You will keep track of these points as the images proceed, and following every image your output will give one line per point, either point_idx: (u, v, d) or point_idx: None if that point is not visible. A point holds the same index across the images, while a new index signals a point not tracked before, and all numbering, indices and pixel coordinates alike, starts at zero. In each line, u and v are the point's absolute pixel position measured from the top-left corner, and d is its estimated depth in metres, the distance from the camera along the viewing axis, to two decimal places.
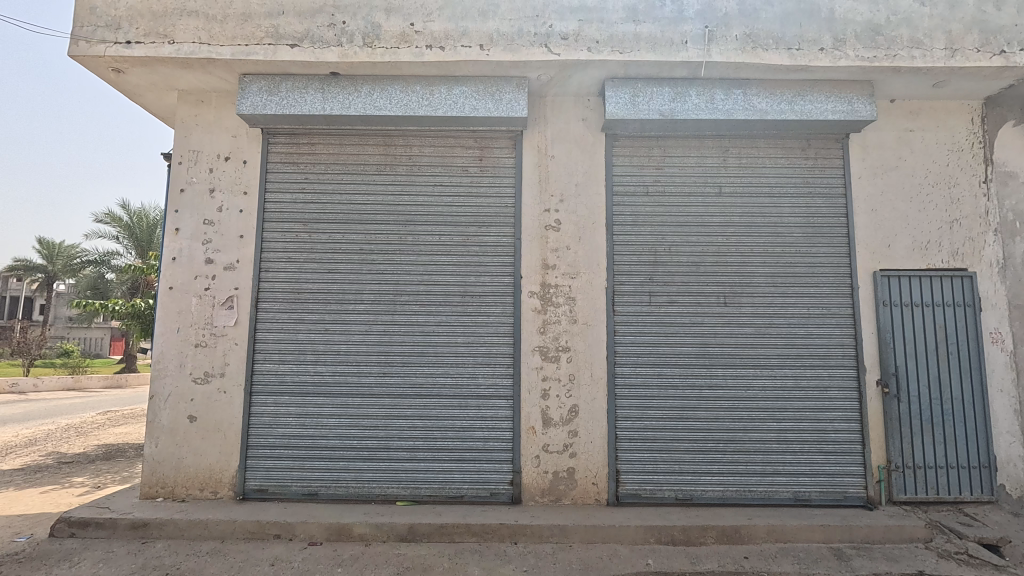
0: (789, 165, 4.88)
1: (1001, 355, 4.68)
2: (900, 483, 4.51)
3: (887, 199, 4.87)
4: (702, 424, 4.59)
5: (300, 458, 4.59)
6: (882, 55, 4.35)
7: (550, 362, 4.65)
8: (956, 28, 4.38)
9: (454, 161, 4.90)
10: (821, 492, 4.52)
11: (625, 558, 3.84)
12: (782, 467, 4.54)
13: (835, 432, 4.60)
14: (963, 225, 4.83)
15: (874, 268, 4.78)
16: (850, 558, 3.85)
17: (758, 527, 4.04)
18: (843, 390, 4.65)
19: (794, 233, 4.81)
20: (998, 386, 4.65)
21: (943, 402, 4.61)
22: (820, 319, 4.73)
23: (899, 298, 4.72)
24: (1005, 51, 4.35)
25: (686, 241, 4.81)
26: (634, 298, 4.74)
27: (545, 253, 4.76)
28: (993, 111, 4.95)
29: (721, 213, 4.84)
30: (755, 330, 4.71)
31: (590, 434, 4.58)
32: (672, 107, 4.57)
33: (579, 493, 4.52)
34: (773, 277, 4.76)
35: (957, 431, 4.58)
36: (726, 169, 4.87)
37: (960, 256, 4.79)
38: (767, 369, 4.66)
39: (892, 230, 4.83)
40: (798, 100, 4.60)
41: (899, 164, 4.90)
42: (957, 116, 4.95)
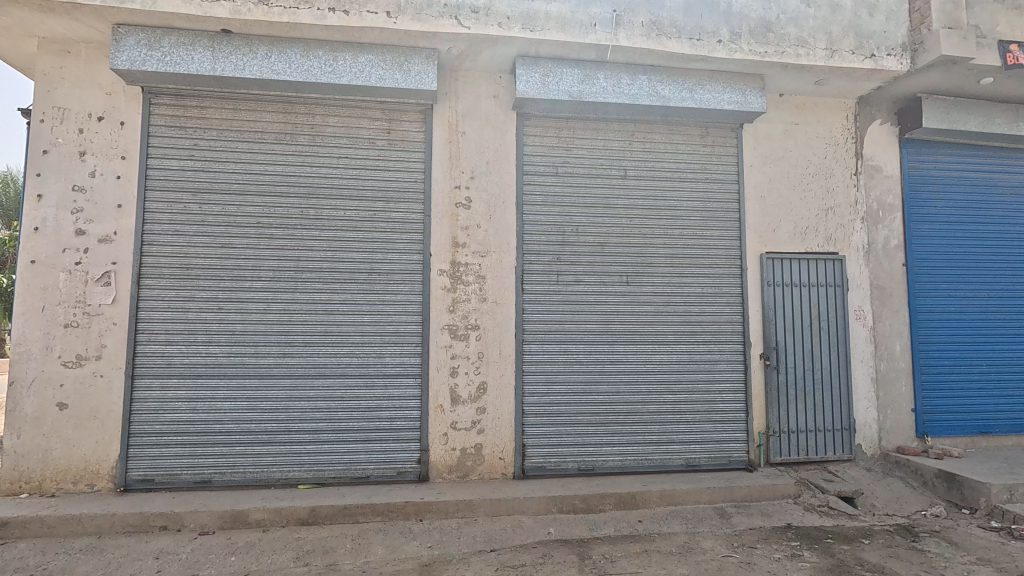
0: (689, 151, 5.13)
1: (863, 329, 5.25)
2: (777, 446, 4.97)
3: (774, 186, 5.25)
4: (605, 397, 4.80)
5: (191, 444, 4.31)
6: (772, 50, 4.64)
7: (459, 340, 4.65)
8: (836, 30, 4.74)
9: (360, 133, 4.70)
10: (709, 458, 4.89)
11: (528, 529, 3.96)
12: (676, 436, 4.86)
13: (723, 402, 4.97)
14: (837, 213, 5.32)
15: (761, 251, 5.16)
16: (731, 516, 4.22)
17: (652, 492, 4.31)
18: (731, 362, 5.02)
19: (692, 217, 5.08)
20: (860, 358, 5.22)
21: (815, 373, 5.10)
22: (713, 297, 5.06)
23: (781, 279, 5.14)
24: (875, 55, 4.79)
25: (592, 222, 4.94)
26: (542, 276, 4.83)
27: (454, 230, 4.72)
28: (864, 110, 5.47)
29: (626, 195, 5.01)
30: (654, 308, 4.96)
31: (498, 410, 4.65)
32: (580, 89, 4.64)
33: (486, 468, 4.60)
34: (672, 258, 5.02)
35: (825, 399, 5.10)
36: (631, 153, 5.04)
37: (834, 240, 5.28)
38: (664, 345, 4.93)
39: (777, 215, 5.22)
40: (698, 89, 4.82)
41: (785, 155, 5.29)
42: (835, 112, 5.40)
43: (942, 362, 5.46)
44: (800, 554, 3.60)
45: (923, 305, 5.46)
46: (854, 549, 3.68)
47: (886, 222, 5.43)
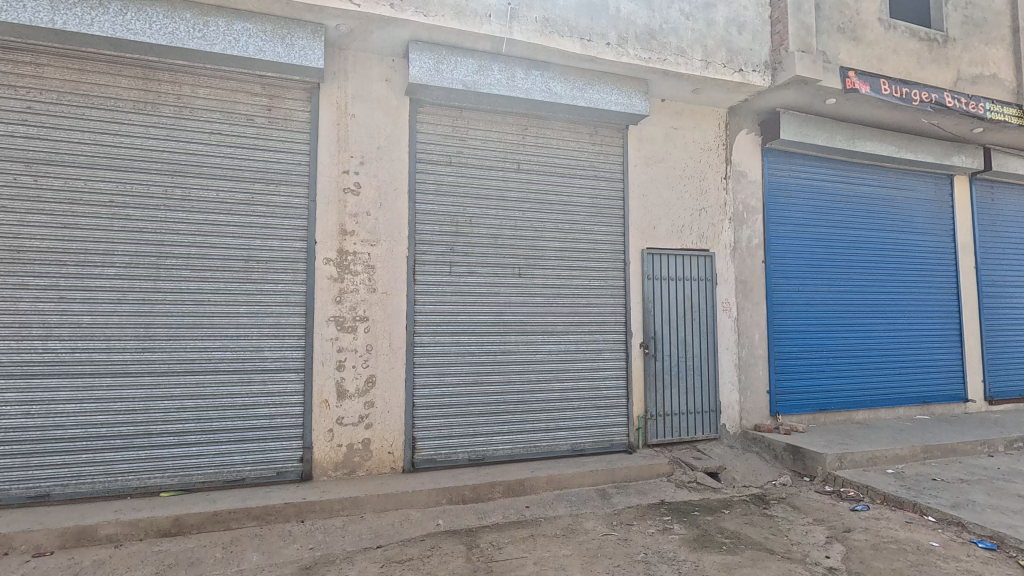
0: (578, 148, 5.31)
1: (728, 320, 5.79)
2: (654, 428, 5.34)
3: (655, 186, 5.60)
4: (496, 387, 4.85)
5: (21, 455, 3.74)
6: (655, 57, 4.92)
7: (346, 333, 4.46)
8: (711, 44, 5.14)
9: (236, 108, 4.31)
10: (593, 442, 5.14)
11: (416, 522, 3.91)
12: (562, 422, 5.05)
13: (607, 389, 5.24)
14: (708, 213, 5.79)
15: (643, 246, 5.48)
16: (611, 496, 4.46)
17: (539, 478, 4.44)
18: (615, 351, 5.30)
19: (580, 212, 5.28)
20: (725, 345, 5.74)
21: (687, 360, 5.53)
22: (599, 290, 5.30)
23: (659, 273, 5.51)
24: (743, 70, 5.26)
25: (485, 214, 4.95)
26: (435, 267, 4.76)
27: (342, 217, 4.50)
28: (733, 120, 6.00)
29: (519, 188, 5.07)
30: (545, 299, 5.09)
31: (387, 403, 4.53)
32: (475, 79, 4.63)
33: (374, 464, 4.47)
34: (561, 251, 5.18)
35: (696, 383, 5.56)
36: (524, 147, 5.11)
37: (705, 238, 5.75)
38: (554, 335, 5.09)
39: (657, 214, 5.58)
40: (587, 88, 5.01)
41: (665, 157, 5.65)
42: (709, 120, 5.86)
43: (791, 348, 6.18)
44: (670, 528, 3.90)
45: (778, 298, 6.13)
46: (716, 519, 4.05)
47: (749, 223, 6.01)
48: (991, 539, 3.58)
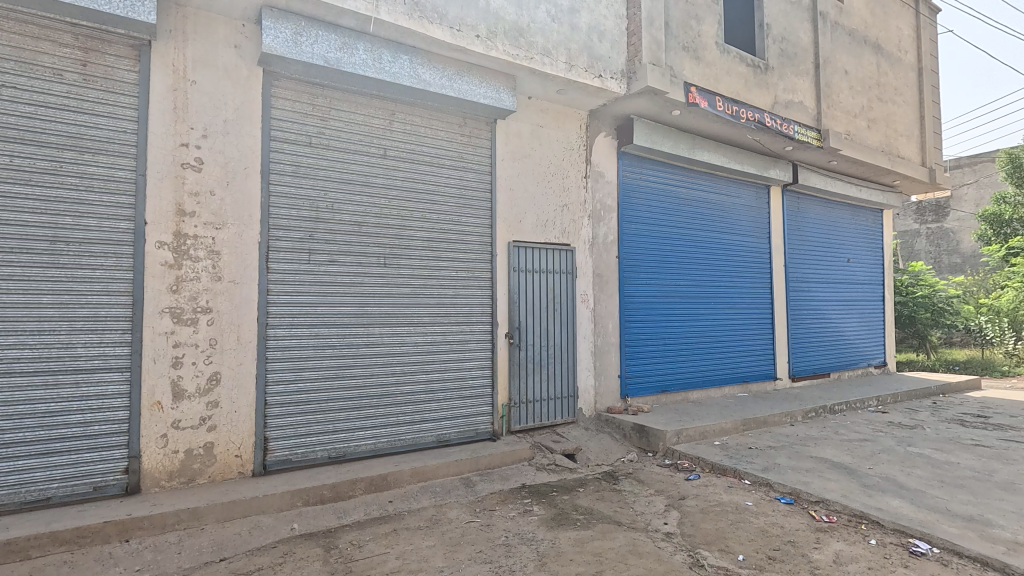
0: (447, 138, 5.27)
1: (586, 311, 6.16)
2: (517, 415, 5.52)
3: (521, 181, 5.75)
4: (358, 381, 4.67)
5: None
6: (523, 55, 5.04)
7: (185, 326, 3.99)
8: (574, 48, 5.39)
9: (39, 60, 3.62)
10: (459, 432, 5.18)
11: (267, 529, 3.63)
12: (428, 414, 5.01)
13: (472, 379, 5.31)
14: (570, 209, 6.09)
15: (509, 239, 5.62)
16: (475, 484, 4.54)
17: (403, 472, 4.37)
18: (480, 342, 5.38)
19: (448, 203, 5.25)
20: (583, 334, 6.12)
21: (549, 348, 5.80)
22: (466, 281, 5.33)
23: (524, 265, 5.68)
24: (602, 76, 5.60)
25: (349, 200, 4.71)
26: (291, 255, 4.44)
27: (179, 195, 4.00)
28: (593, 122, 6.37)
29: (385, 175, 4.91)
30: (411, 290, 5.00)
31: (234, 403, 4.14)
32: (337, 57, 4.38)
33: (218, 469, 4.07)
34: (428, 241, 5.12)
35: (556, 371, 5.85)
36: (391, 133, 4.95)
37: (567, 233, 6.05)
38: (420, 327, 5.03)
39: (523, 207, 5.74)
40: (456, 79, 4.99)
41: (531, 153, 5.83)
42: (571, 120, 6.16)
43: (639, 336, 6.77)
44: (530, 510, 4.07)
45: (629, 290, 6.67)
46: (572, 498, 4.30)
47: (606, 220, 6.44)
48: (790, 495, 4.25)
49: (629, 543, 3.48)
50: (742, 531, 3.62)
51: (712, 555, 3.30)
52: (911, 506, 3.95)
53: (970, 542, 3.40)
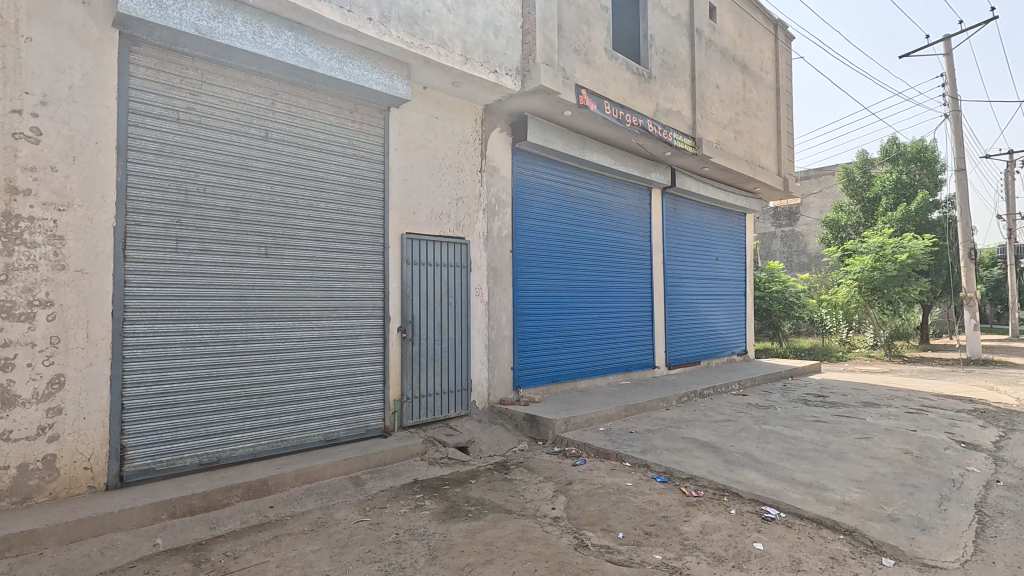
0: (336, 124, 5.02)
1: (480, 304, 6.21)
2: (410, 410, 5.44)
3: (415, 172, 5.65)
4: (235, 380, 4.33)
5: None
6: (417, 43, 4.94)
7: (17, 322, 3.44)
8: (470, 41, 5.39)
9: None
10: (348, 429, 4.99)
11: (124, 547, 3.25)
12: (313, 413, 4.77)
13: (362, 375, 5.14)
14: (464, 203, 6.09)
15: (402, 231, 5.50)
16: (365, 482, 4.41)
17: (286, 474, 4.12)
18: (371, 336, 5.22)
19: (337, 191, 5.02)
20: (476, 328, 6.16)
21: (442, 342, 5.77)
22: (356, 273, 5.14)
23: (417, 258, 5.59)
24: (497, 72, 5.66)
25: (224, 184, 4.33)
26: (155, 242, 3.99)
27: (9, 169, 3.42)
28: (488, 117, 6.41)
29: (267, 159, 4.57)
30: (296, 282, 4.72)
31: (82, 409, 3.65)
32: (211, 26, 4.00)
33: (62, 485, 3.56)
34: (315, 230, 4.86)
35: (450, 364, 5.84)
36: (274, 114, 4.62)
37: (461, 227, 6.04)
38: (305, 321, 4.77)
39: (417, 199, 5.64)
40: (346, 62, 4.76)
41: (426, 144, 5.74)
42: (466, 114, 6.15)
43: (531, 329, 6.96)
44: (422, 504, 4.03)
45: (522, 284, 6.83)
46: (463, 490, 4.33)
47: (500, 215, 6.53)
48: (665, 474, 4.60)
49: (518, 530, 3.57)
50: (622, 510, 3.87)
51: (596, 535, 3.48)
52: (764, 477, 4.46)
53: (809, 505, 3.91)
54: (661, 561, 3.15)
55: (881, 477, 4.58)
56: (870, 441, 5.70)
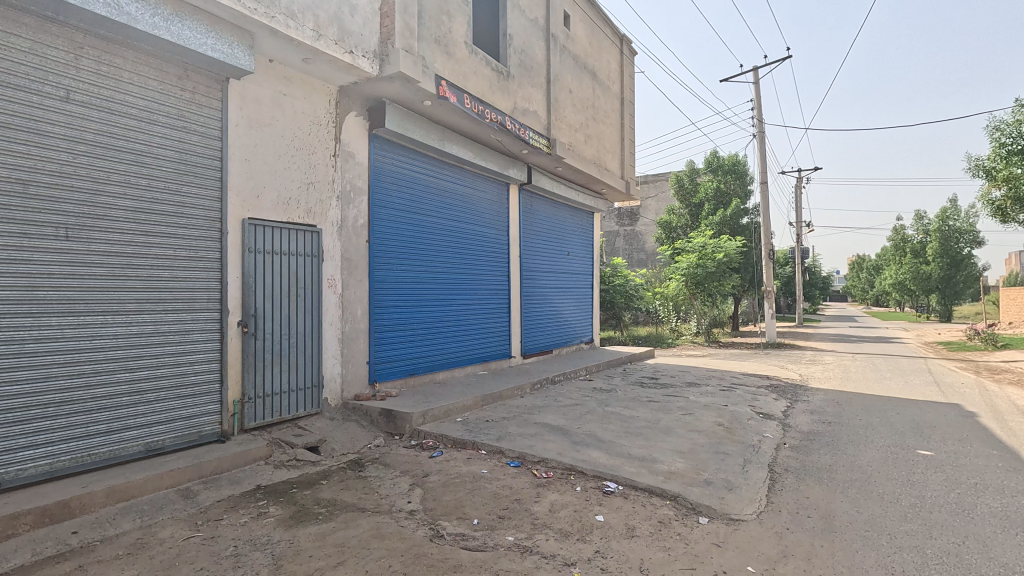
0: (161, 90, 4.40)
1: (333, 296, 5.91)
2: (252, 412, 4.99)
3: (260, 152, 5.18)
4: (23, 388, 3.57)
5: None
6: (262, 10, 4.53)
7: None
8: (322, 16, 5.08)
9: None
10: (176, 437, 4.42)
11: None
12: (132, 420, 4.14)
13: (194, 375, 4.59)
14: (316, 188, 5.72)
15: (243, 216, 5.01)
16: (197, 494, 3.96)
17: (94, 494, 3.54)
18: (205, 331, 4.69)
19: (163, 167, 4.40)
20: (329, 321, 5.86)
21: (290, 337, 5.38)
22: (186, 261, 4.56)
23: (261, 246, 5.13)
24: (353, 52, 5.41)
25: (7, 149, 3.55)
26: None
27: None
28: (344, 99, 6.08)
29: (68, 123, 3.84)
30: (109, 270, 4.04)
31: None
32: None
33: None
34: (134, 210, 4.21)
35: (299, 360, 5.47)
36: (77, 70, 3.89)
37: (312, 214, 5.67)
38: (122, 315, 4.11)
39: (261, 181, 5.18)
40: (174, 20, 4.18)
41: (272, 122, 5.28)
42: (319, 94, 5.77)
43: (388, 322, 6.80)
44: (265, 512, 3.74)
45: (378, 275, 6.63)
46: (313, 492, 4.09)
47: (355, 203, 6.26)
48: (518, 458, 4.81)
49: (373, 527, 3.48)
50: (477, 497, 3.96)
51: (451, 524, 3.52)
52: (605, 455, 4.87)
53: (642, 476, 4.36)
54: (513, 542, 3.29)
55: (699, 447, 5.26)
56: (691, 416, 6.50)
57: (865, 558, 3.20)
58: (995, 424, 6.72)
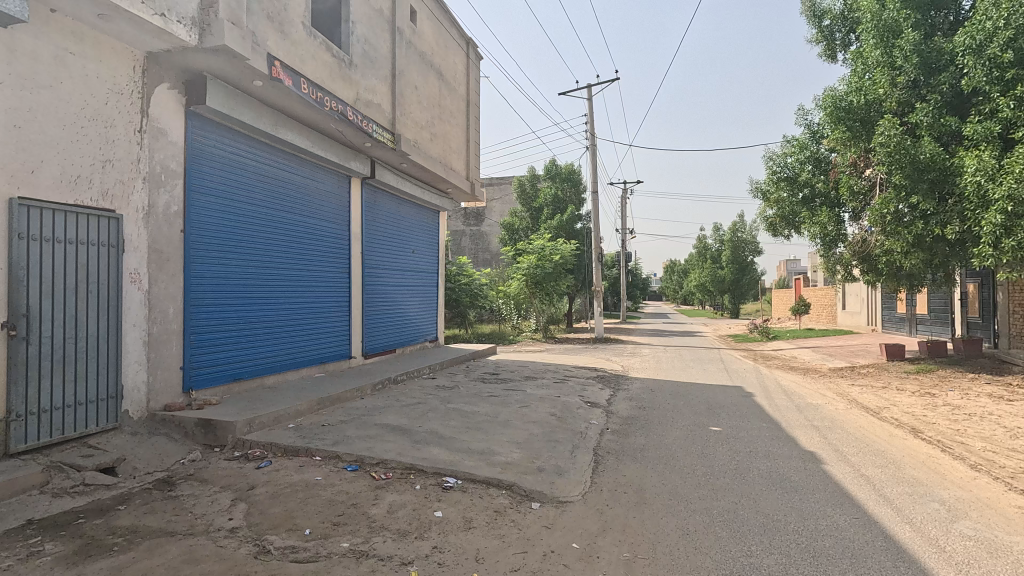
0: None
1: (137, 293, 5.13)
2: (21, 432, 4.10)
3: (37, 119, 4.28)
4: None
5: None
6: None
7: None
8: None
9: None
10: None
11: None
12: None
13: None
14: (115, 167, 4.90)
15: (12, 194, 4.10)
16: None
17: None
18: None
19: None
20: (131, 321, 5.07)
21: (78, 340, 4.54)
22: None
23: (37, 232, 4.25)
24: (165, 16, 4.77)
25: None
26: None
27: None
28: (153, 67, 5.30)
29: None
30: None
31: None
32: None
33: None
34: None
35: (90, 368, 4.64)
36: None
37: (110, 197, 4.84)
38: None
39: (38, 154, 4.28)
40: None
41: (54, 84, 4.40)
42: (121, 57, 4.95)
43: (208, 322, 6.12)
44: (38, 551, 3.11)
45: (196, 270, 5.92)
46: (107, 521, 3.51)
47: (167, 187, 5.50)
48: (356, 462, 4.65)
49: (183, 553, 3.09)
50: (310, 506, 3.75)
51: (279, 537, 3.29)
52: (445, 451, 4.94)
53: (480, 469, 4.51)
54: (348, 548, 3.18)
55: (534, 437, 5.59)
56: (528, 409, 6.88)
57: (668, 523, 3.69)
58: (765, 402, 8.19)
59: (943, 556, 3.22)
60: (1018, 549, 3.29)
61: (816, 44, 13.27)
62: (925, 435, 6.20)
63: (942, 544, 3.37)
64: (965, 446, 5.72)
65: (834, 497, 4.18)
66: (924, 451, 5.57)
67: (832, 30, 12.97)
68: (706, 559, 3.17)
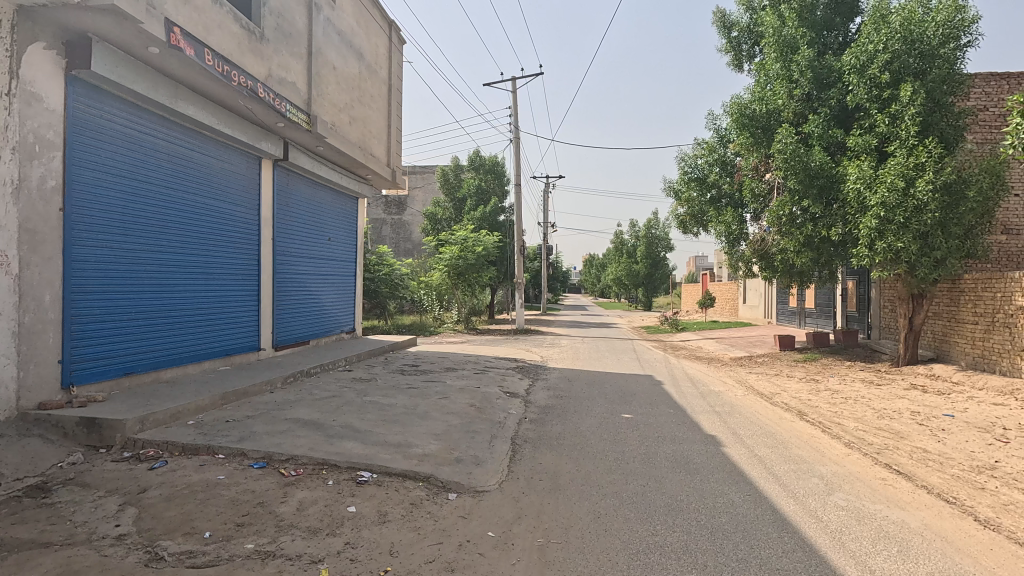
0: None
1: (5, 278, 4.53)
2: None
3: None
4: None
5: None
6: None
7: None
8: None
9: None
10: None
11: None
12: None
13: None
14: None
15: None
16: None
17: None
18: None
19: None
20: None
21: None
22: None
23: None
24: None
25: None
26: None
27: None
28: (24, 23, 4.68)
29: None
30: None
31: None
32: None
33: None
34: None
35: None
36: None
37: None
38: None
39: None
40: None
41: None
42: None
43: (93, 311, 5.56)
44: None
45: (78, 253, 5.35)
46: None
47: (43, 160, 4.90)
48: (263, 459, 4.41)
49: (60, 565, 2.80)
50: (210, 507, 3.51)
51: (175, 542, 3.06)
52: (360, 444, 4.81)
53: (396, 462, 4.43)
54: (253, 549, 3.01)
55: (452, 428, 5.57)
56: (447, 400, 6.85)
57: (580, 507, 3.82)
58: (673, 389, 8.68)
59: (820, 525, 3.57)
60: (880, 516, 3.72)
61: (725, 53, 14.11)
62: (809, 417, 6.83)
63: (819, 514, 3.74)
64: (841, 426, 6.37)
65: (730, 477, 4.52)
66: (807, 431, 6.15)
67: (739, 41, 13.84)
68: (615, 540, 3.32)
